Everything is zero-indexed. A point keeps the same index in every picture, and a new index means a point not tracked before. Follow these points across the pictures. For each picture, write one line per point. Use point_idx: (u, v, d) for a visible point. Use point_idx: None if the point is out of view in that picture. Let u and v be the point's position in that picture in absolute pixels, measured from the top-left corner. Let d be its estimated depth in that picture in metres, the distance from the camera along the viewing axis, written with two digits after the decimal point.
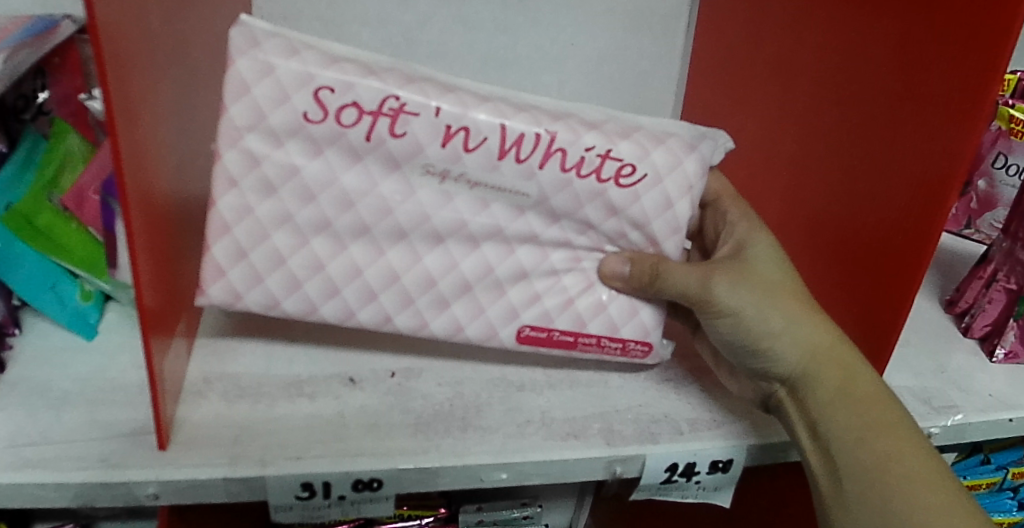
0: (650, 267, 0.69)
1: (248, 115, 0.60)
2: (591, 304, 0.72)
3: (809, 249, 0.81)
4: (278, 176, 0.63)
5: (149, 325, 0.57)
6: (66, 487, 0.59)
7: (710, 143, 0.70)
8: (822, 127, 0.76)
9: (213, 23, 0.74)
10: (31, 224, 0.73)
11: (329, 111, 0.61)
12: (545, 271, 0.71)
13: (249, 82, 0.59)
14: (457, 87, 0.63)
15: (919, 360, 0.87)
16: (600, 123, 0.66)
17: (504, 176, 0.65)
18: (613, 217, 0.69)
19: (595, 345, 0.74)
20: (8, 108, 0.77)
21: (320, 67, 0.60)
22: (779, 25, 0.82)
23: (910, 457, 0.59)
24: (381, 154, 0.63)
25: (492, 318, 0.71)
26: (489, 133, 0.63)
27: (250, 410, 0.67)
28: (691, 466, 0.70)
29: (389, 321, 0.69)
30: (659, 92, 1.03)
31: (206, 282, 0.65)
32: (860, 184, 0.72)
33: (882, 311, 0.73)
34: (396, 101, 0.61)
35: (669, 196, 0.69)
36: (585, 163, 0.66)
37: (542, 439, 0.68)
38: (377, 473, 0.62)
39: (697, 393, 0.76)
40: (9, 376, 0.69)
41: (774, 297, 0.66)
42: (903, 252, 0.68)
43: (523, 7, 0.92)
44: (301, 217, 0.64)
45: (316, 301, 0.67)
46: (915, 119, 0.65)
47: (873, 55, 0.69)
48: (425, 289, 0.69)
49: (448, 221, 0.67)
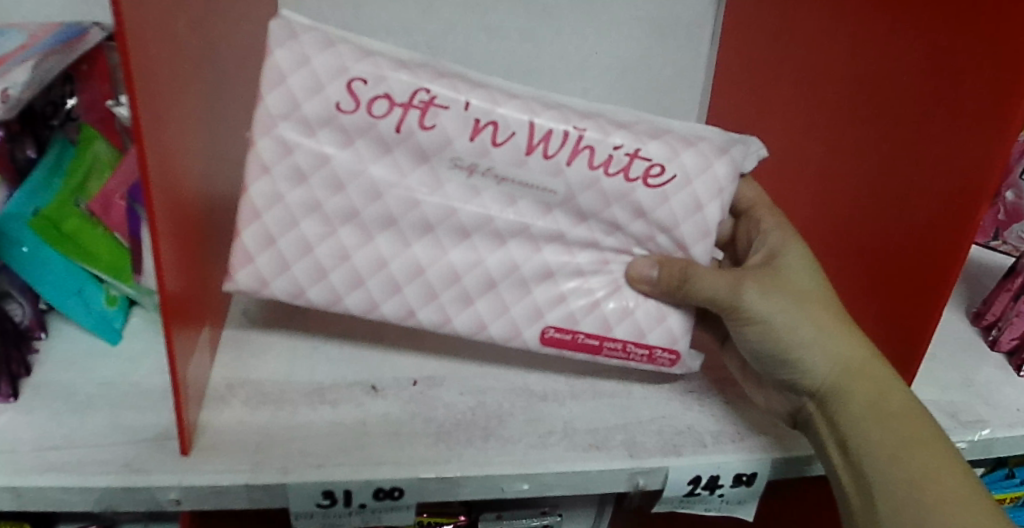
0: (679, 271, 0.68)
1: (284, 103, 0.62)
2: (618, 308, 0.71)
3: (837, 253, 0.80)
4: (310, 163, 0.63)
5: (170, 314, 0.57)
6: (89, 491, 0.59)
7: (743, 148, 0.69)
8: (850, 129, 0.75)
9: (241, 29, 0.75)
10: (58, 230, 0.73)
11: (361, 102, 0.62)
12: (571, 271, 0.70)
13: (286, 72, 0.61)
14: (487, 86, 0.65)
15: (946, 373, 0.85)
16: (630, 123, 0.67)
17: (532, 171, 0.65)
18: (640, 219, 0.68)
19: (621, 351, 0.72)
20: (37, 114, 0.77)
21: (354, 60, 0.62)
22: (806, 24, 0.81)
23: (944, 475, 0.58)
24: (411, 146, 0.64)
25: (517, 318, 0.70)
26: (518, 128, 0.64)
27: (273, 416, 0.67)
28: (714, 479, 0.69)
29: (412, 315, 0.68)
30: (682, 100, 1.02)
31: (234, 267, 0.65)
32: (889, 189, 0.71)
33: (914, 313, 0.71)
34: (427, 94, 0.62)
35: (699, 199, 0.68)
36: (613, 161, 0.66)
37: (564, 450, 0.67)
38: (398, 482, 0.62)
39: (720, 405, 0.75)
40: (35, 379, 0.70)
41: (806, 306, 0.66)
42: (935, 255, 0.67)
43: (546, 15, 0.92)
44: (330, 205, 0.64)
45: (342, 291, 0.67)
46: (948, 122, 0.63)
47: (903, 56, 0.67)
48: (450, 285, 0.68)
49: (475, 217, 0.66)
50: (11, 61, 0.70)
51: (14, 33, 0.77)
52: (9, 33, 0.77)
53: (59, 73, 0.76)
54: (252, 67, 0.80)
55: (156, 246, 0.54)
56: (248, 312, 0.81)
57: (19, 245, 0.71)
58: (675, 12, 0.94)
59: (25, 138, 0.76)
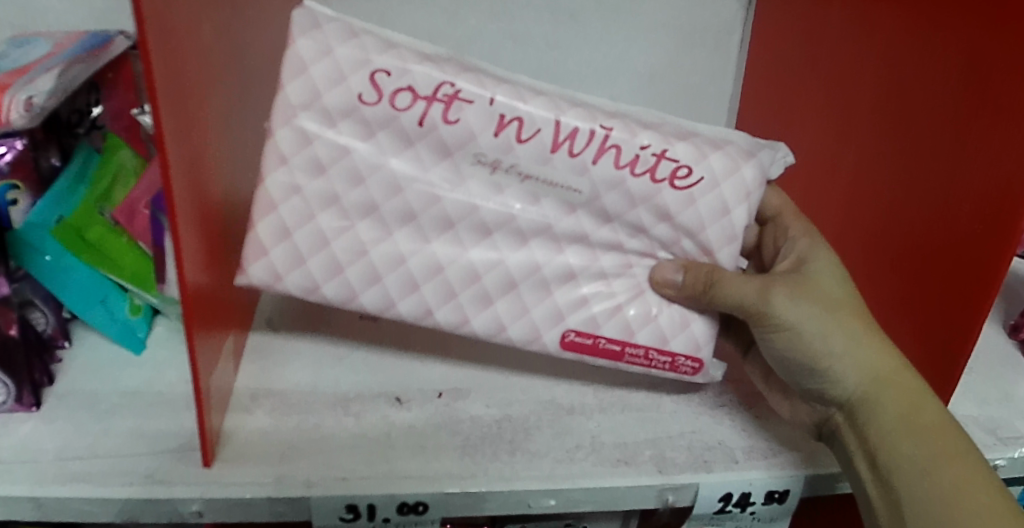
0: (704, 275, 0.66)
1: (303, 92, 0.61)
2: (640, 313, 0.69)
3: (868, 268, 0.78)
4: (330, 155, 0.62)
5: (192, 317, 0.56)
6: (111, 502, 0.59)
7: (770, 153, 0.68)
8: (881, 141, 0.74)
9: (268, 37, 0.76)
10: (82, 239, 0.73)
11: (384, 94, 0.60)
12: (594, 274, 0.68)
13: (307, 62, 0.60)
14: (513, 81, 0.63)
15: (984, 388, 0.82)
16: (657, 125, 0.65)
17: (557, 170, 0.64)
18: (664, 223, 0.67)
19: (643, 358, 0.70)
20: (63, 122, 0.77)
21: (377, 52, 0.60)
22: (838, 31, 0.79)
23: (975, 489, 0.56)
24: (433, 140, 0.62)
25: (538, 319, 0.68)
26: (544, 125, 0.62)
27: (297, 427, 0.66)
28: (746, 496, 0.67)
29: (430, 314, 0.67)
30: (711, 108, 1.01)
31: (248, 260, 0.64)
32: (922, 204, 0.69)
33: (951, 328, 0.69)
34: (451, 87, 0.61)
35: (726, 203, 0.66)
36: (639, 161, 0.64)
37: (593, 465, 0.65)
38: (423, 496, 0.61)
39: (751, 419, 0.73)
40: (58, 387, 0.69)
41: (836, 314, 0.64)
42: (972, 270, 0.65)
43: (574, 23, 0.92)
44: (349, 199, 0.63)
45: (358, 288, 0.65)
46: (985, 133, 0.61)
47: (934, 66, 0.66)
48: (470, 284, 0.67)
49: (498, 215, 0.65)
50: (34, 71, 0.69)
51: (41, 41, 0.78)
52: (35, 43, 0.78)
53: (85, 82, 0.76)
54: (275, 73, 0.79)
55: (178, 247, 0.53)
56: (273, 322, 0.80)
57: (41, 254, 0.70)
58: (704, 19, 0.94)
59: (51, 145, 0.75)
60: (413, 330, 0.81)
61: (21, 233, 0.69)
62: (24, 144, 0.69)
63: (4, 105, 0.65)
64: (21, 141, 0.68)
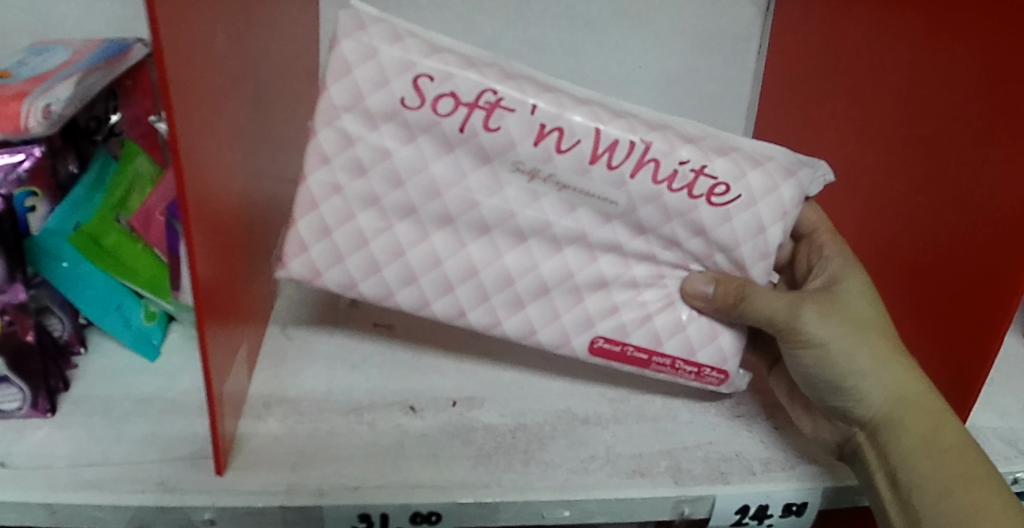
0: (735, 289, 0.65)
1: (347, 94, 0.59)
2: (670, 322, 0.69)
3: (883, 290, 0.77)
4: (370, 157, 0.61)
5: (204, 312, 0.56)
6: (123, 509, 0.58)
7: (810, 171, 0.65)
8: (902, 160, 0.72)
9: (285, 44, 0.77)
10: (98, 245, 0.72)
11: (426, 99, 0.59)
12: (626, 283, 0.68)
13: (352, 63, 0.59)
14: (555, 89, 0.62)
15: (1005, 399, 0.81)
16: (698, 138, 0.64)
17: (594, 182, 0.62)
18: (698, 237, 0.66)
19: (669, 367, 0.70)
20: (81, 129, 0.79)
21: (422, 55, 0.59)
22: (859, 39, 0.78)
23: (997, 515, 0.56)
24: (473, 146, 0.61)
25: (567, 325, 0.68)
26: (584, 137, 0.61)
27: (310, 435, 0.66)
28: (764, 508, 0.66)
29: (463, 315, 0.67)
30: (728, 115, 1.02)
31: (287, 255, 0.64)
32: (943, 229, 0.68)
33: (971, 345, 0.67)
34: (493, 95, 0.59)
35: (762, 221, 0.65)
36: (678, 177, 0.63)
37: (608, 476, 0.64)
38: (436, 506, 0.60)
39: (769, 430, 0.72)
40: (73, 393, 0.69)
41: (865, 333, 0.64)
42: (991, 287, 0.63)
43: (590, 30, 0.94)
44: (388, 200, 0.63)
45: (393, 287, 0.65)
46: (1009, 146, 0.59)
47: (959, 83, 0.64)
48: (503, 288, 0.66)
49: (534, 222, 0.64)
50: (52, 79, 0.70)
51: (59, 49, 0.79)
52: (53, 50, 0.79)
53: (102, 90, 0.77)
54: (290, 87, 0.80)
55: (189, 239, 0.52)
56: (286, 328, 0.80)
57: (59, 260, 0.70)
58: (721, 25, 0.95)
59: (69, 153, 0.76)
60: (429, 339, 0.80)
61: (38, 239, 0.68)
62: (41, 151, 0.68)
63: (22, 112, 0.65)
64: (37, 149, 0.68)
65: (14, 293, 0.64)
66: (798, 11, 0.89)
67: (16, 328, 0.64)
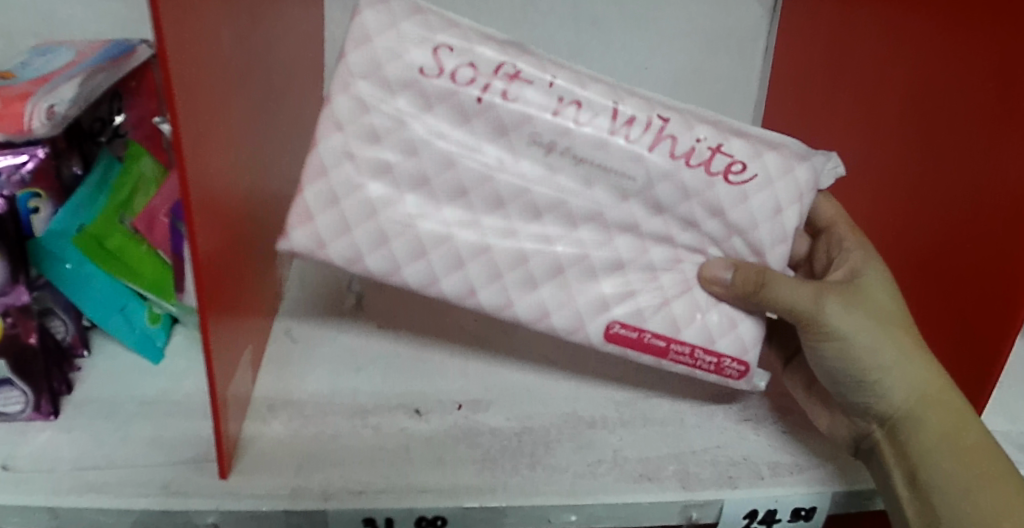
0: (755, 275, 0.64)
1: (364, 62, 0.59)
2: (687, 310, 0.66)
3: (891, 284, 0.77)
4: (385, 126, 0.60)
5: (207, 304, 0.55)
6: (127, 514, 0.58)
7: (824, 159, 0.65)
8: (913, 153, 0.72)
9: (289, 37, 0.77)
10: (102, 246, 0.72)
11: (445, 69, 0.60)
12: (643, 266, 0.66)
13: (371, 33, 0.59)
14: (574, 68, 0.63)
15: (1017, 404, 0.79)
16: (713, 119, 0.64)
17: (612, 156, 0.62)
18: (717, 220, 0.65)
19: (688, 357, 0.67)
20: (85, 131, 0.78)
21: (441, 30, 0.60)
22: (868, 33, 0.79)
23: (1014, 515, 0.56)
24: (491, 117, 0.61)
25: (582, 309, 0.65)
26: (602, 111, 0.62)
27: (314, 438, 0.65)
28: (772, 513, 0.65)
29: (474, 295, 0.63)
30: (735, 116, 1.02)
31: (290, 225, 0.61)
32: (954, 226, 0.67)
33: (977, 340, 0.67)
34: (512, 67, 0.60)
35: (779, 202, 0.64)
36: (694, 153, 0.63)
37: (614, 481, 0.64)
38: (442, 511, 0.60)
39: (778, 434, 0.71)
40: (76, 396, 0.69)
41: (888, 328, 0.63)
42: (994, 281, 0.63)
43: (596, 31, 0.94)
44: (400, 168, 0.61)
45: (402, 263, 0.62)
46: (1013, 140, 0.59)
47: (970, 76, 0.64)
48: (517, 265, 0.63)
49: (552, 201, 0.63)
50: (56, 79, 0.71)
51: (64, 50, 0.79)
52: (57, 52, 0.78)
53: (107, 90, 0.77)
54: (294, 85, 0.80)
55: (192, 231, 0.52)
56: (291, 330, 0.80)
57: (62, 262, 0.69)
58: (726, 24, 0.95)
59: (72, 154, 0.75)
60: (435, 341, 0.80)
61: (42, 241, 0.68)
62: (45, 152, 0.68)
63: (25, 112, 0.65)
64: (41, 149, 0.67)
65: (16, 295, 0.64)
66: (809, 7, 0.89)
67: (19, 331, 0.64)
